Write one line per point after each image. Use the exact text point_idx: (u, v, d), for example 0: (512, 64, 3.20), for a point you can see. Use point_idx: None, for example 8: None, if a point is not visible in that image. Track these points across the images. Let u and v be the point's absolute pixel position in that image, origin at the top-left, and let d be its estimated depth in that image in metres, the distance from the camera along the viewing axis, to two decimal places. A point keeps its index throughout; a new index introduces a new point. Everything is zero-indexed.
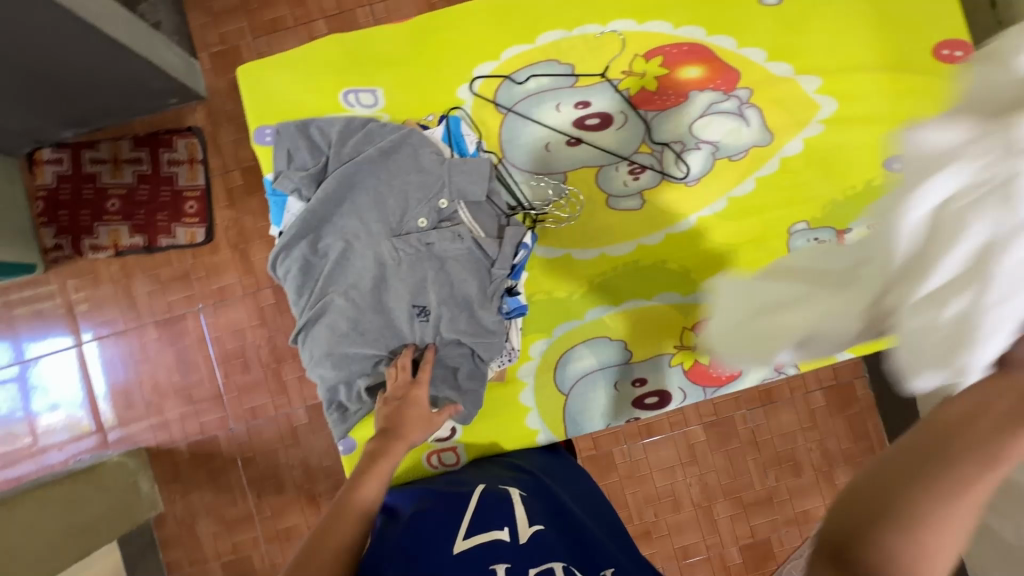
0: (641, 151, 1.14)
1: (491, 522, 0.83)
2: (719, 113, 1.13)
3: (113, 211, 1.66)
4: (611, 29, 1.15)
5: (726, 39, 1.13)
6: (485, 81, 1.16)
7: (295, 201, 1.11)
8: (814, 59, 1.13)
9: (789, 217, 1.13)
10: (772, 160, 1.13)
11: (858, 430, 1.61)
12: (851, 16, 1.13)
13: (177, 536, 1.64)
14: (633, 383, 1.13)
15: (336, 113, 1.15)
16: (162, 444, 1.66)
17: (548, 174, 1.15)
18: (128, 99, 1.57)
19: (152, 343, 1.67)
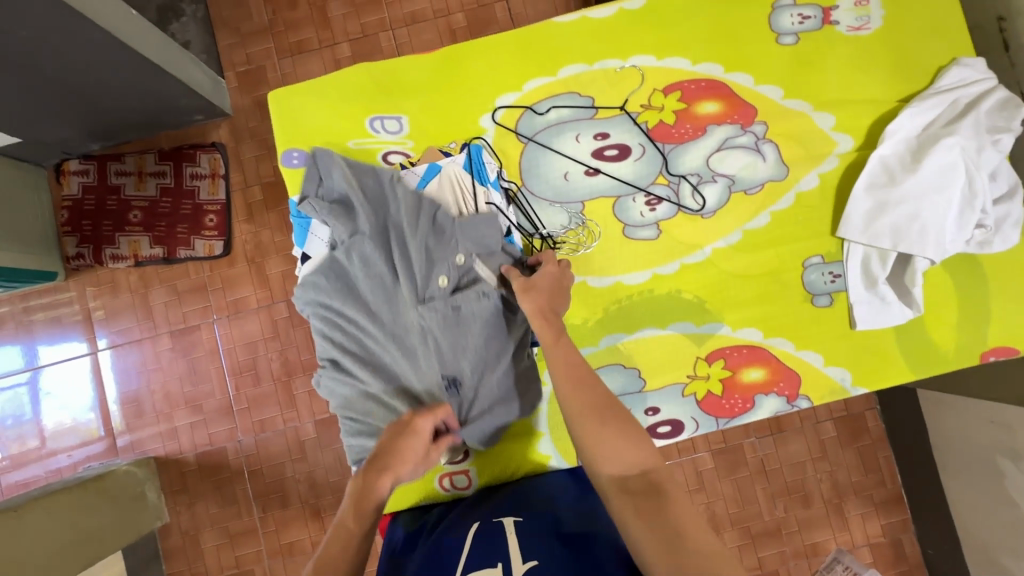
0: (658, 182, 1.09)
1: (486, 558, 0.84)
2: (735, 147, 1.08)
3: (135, 222, 1.69)
4: (631, 64, 1.10)
5: (743, 75, 1.08)
6: (507, 111, 1.10)
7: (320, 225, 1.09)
8: (832, 97, 1.08)
9: (804, 249, 1.08)
10: (787, 194, 1.08)
11: (869, 462, 1.59)
12: (869, 54, 1.07)
13: (181, 547, 1.64)
14: (647, 412, 1.07)
15: (361, 139, 1.11)
16: (170, 453, 1.67)
17: (565, 203, 1.10)
18: (156, 115, 1.62)
19: (166, 353, 1.69)
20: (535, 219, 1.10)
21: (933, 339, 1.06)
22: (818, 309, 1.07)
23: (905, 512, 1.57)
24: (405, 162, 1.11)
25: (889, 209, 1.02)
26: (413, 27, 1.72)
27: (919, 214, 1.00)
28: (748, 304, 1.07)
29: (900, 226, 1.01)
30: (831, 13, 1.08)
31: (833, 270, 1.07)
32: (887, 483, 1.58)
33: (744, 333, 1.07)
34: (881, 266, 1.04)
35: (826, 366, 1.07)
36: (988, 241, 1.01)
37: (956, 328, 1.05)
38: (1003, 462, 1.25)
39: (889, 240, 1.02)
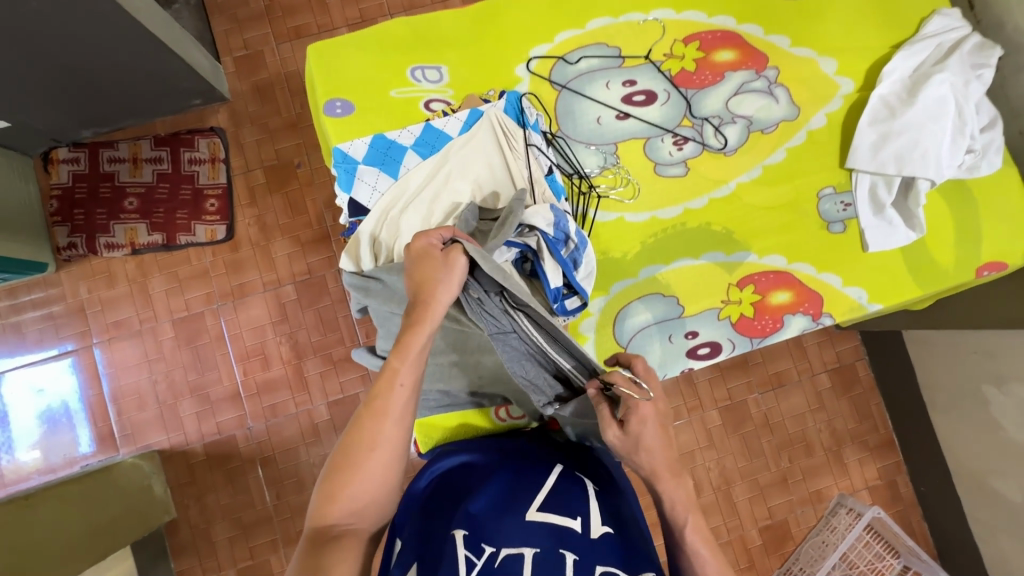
0: (684, 124, 1.09)
1: (567, 506, 0.83)
2: (751, 91, 1.10)
3: (131, 209, 1.65)
4: (653, 18, 1.11)
5: (754, 26, 1.11)
6: (541, 61, 1.09)
7: (370, 169, 0.99)
8: (839, 44, 1.11)
9: (817, 181, 1.09)
10: (799, 133, 1.10)
11: (862, 411, 1.68)
12: (863, 7, 1.12)
13: (190, 543, 1.58)
14: (686, 336, 1.04)
15: (402, 89, 1.04)
16: (176, 445, 1.61)
17: (599, 145, 1.08)
18: (153, 98, 1.59)
19: (168, 342, 1.64)
20: (572, 160, 1.08)
21: (935, 258, 1.06)
22: (832, 235, 1.06)
23: (897, 455, 1.66)
24: (447, 109, 1.04)
25: (891, 138, 1.04)
26: (410, 12, 1.76)
27: (920, 141, 1.02)
28: (773, 234, 1.07)
29: (903, 152, 1.03)
30: None
31: (844, 201, 1.08)
32: (880, 429, 1.67)
33: (769, 258, 1.06)
34: (890, 193, 1.05)
35: (845, 287, 1.05)
36: (975, 166, 1.05)
37: (955, 246, 1.06)
38: (988, 390, 1.37)
39: (887, 167, 1.05)
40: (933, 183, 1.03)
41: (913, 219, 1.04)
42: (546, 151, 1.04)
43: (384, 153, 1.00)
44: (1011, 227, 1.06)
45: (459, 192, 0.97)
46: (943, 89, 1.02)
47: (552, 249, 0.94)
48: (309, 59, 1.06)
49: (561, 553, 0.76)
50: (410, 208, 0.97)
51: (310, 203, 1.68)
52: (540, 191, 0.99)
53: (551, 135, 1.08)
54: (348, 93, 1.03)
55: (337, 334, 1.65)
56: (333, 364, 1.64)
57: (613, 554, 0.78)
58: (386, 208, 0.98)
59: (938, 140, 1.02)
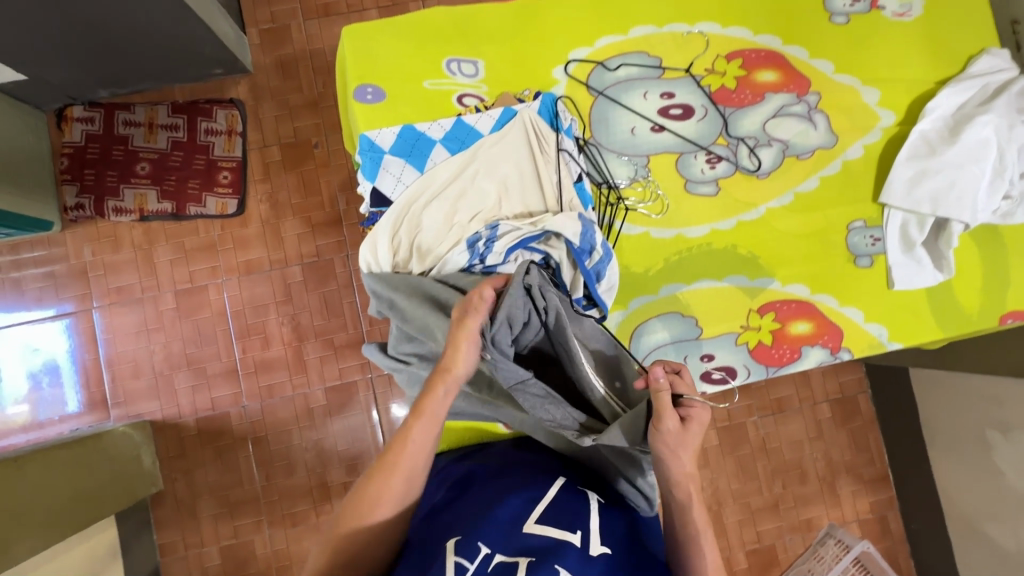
0: (719, 142, 1.07)
1: (566, 521, 0.81)
2: (790, 115, 1.08)
3: (142, 174, 1.62)
4: (697, 30, 1.09)
5: (799, 49, 1.09)
6: (579, 65, 1.06)
7: (396, 160, 0.96)
8: (884, 75, 1.09)
9: (847, 213, 1.07)
10: (834, 162, 1.08)
11: (860, 443, 1.67)
12: (912, 38, 1.10)
13: (175, 517, 1.57)
14: (702, 359, 1.02)
15: (436, 80, 1.02)
16: (168, 418, 1.59)
17: (631, 156, 1.06)
18: (174, 63, 1.56)
19: (169, 312, 1.61)
20: (602, 169, 1.05)
21: (961, 303, 1.05)
22: (858, 269, 1.05)
23: (891, 490, 1.66)
24: (480, 106, 1.02)
25: (929, 176, 1.02)
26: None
27: (958, 183, 1.00)
28: (798, 262, 1.05)
29: (939, 193, 1.01)
30: None
31: (874, 235, 1.06)
32: (876, 462, 1.66)
33: (792, 286, 1.04)
34: (920, 236, 1.03)
35: (866, 323, 1.04)
36: (1010, 213, 1.02)
37: (981, 293, 1.05)
38: (993, 436, 1.35)
39: (921, 207, 1.02)
40: (966, 227, 1.01)
41: (942, 264, 1.03)
42: (577, 157, 1.01)
43: (412, 145, 0.97)
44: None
45: (485, 192, 0.95)
46: (986, 132, 1.00)
47: (579, 262, 0.92)
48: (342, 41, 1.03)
49: (555, 568, 0.74)
50: (434, 202, 0.94)
51: (324, 184, 1.66)
52: (569, 201, 0.97)
53: (582, 142, 1.06)
54: (380, 79, 1.00)
55: (341, 320, 1.63)
56: (333, 349, 1.62)
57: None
58: (410, 201, 0.94)
59: (977, 184, 1.00)
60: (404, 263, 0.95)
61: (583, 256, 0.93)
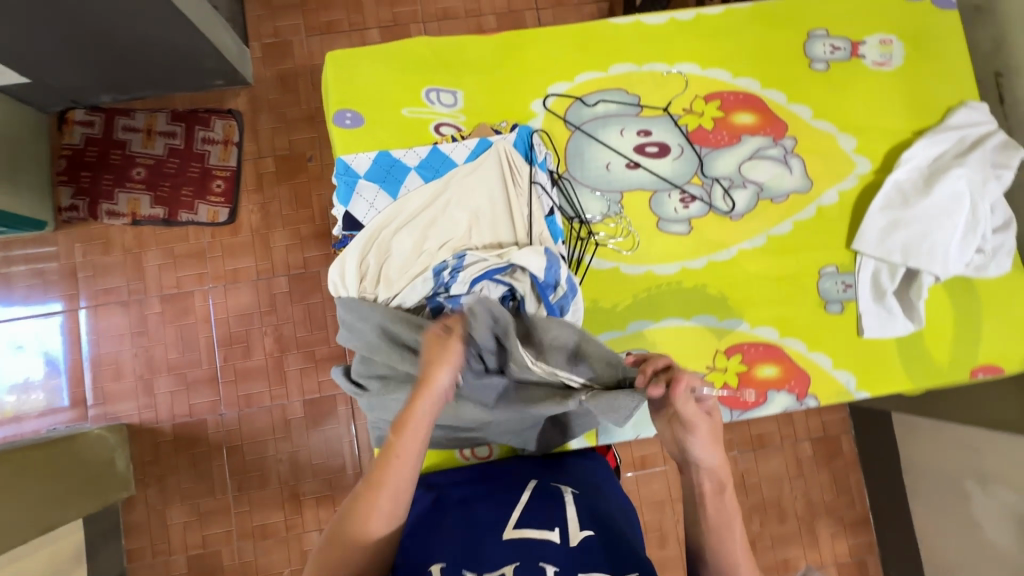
0: (693, 182, 1.08)
1: (542, 522, 0.83)
2: (766, 158, 1.09)
3: (137, 179, 1.65)
4: (677, 70, 1.10)
5: (778, 93, 1.10)
6: (558, 99, 1.07)
7: (369, 186, 0.98)
8: (863, 123, 1.10)
9: (820, 258, 1.07)
10: (808, 207, 1.08)
11: (841, 484, 1.64)
12: (891, 88, 1.10)
13: (144, 523, 1.56)
14: None
15: (414, 109, 1.03)
16: (145, 422, 1.59)
17: (605, 192, 1.06)
18: (176, 73, 1.59)
19: (154, 317, 1.62)
20: (574, 203, 1.06)
21: (932, 355, 1.04)
22: (828, 315, 1.04)
23: (871, 534, 1.63)
24: (456, 135, 1.03)
25: (901, 226, 1.03)
26: (443, 23, 1.75)
27: (930, 235, 1.01)
28: (768, 305, 1.05)
29: (910, 243, 1.02)
30: (859, 47, 1.11)
31: (845, 281, 1.06)
32: (856, 505, 1.63)
33: (761, 329, 1.04)
34: (891, 287, 1.04)
35: (834, 370, 1.03)
36: (984, 266, 1.03)
37: (954, 346, 1.04)
38: (971, 486, 1.31)
39: (892, 257, 1.03)
40: (937, 278, 1.02)
41: (912, 316, 1.03)
42: (550, 192, 1.03)
43: (387, 171, 0.99)
44: (1012, 333, 1.05)
45: (455, 221, 0.96)
46: (960, 185, 1.01)
47: (542, 295, 0.93)
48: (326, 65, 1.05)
49: (540, 566, 0.76)
50: (406, 228, 0.95)
51: (315, 197, 1.67)
52: (539, 234, 0.97)
53: (557, 175, 1.07)
54: (360, 105, 1.02)
55: (323, 333, 1.63)
56: (314, 361, 1.62)
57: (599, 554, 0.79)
58: (381, 225, 0.95)
59: (948, 236, 1.00)
60: (371, 288, 0.93)
61: (546, 290, 0.93)
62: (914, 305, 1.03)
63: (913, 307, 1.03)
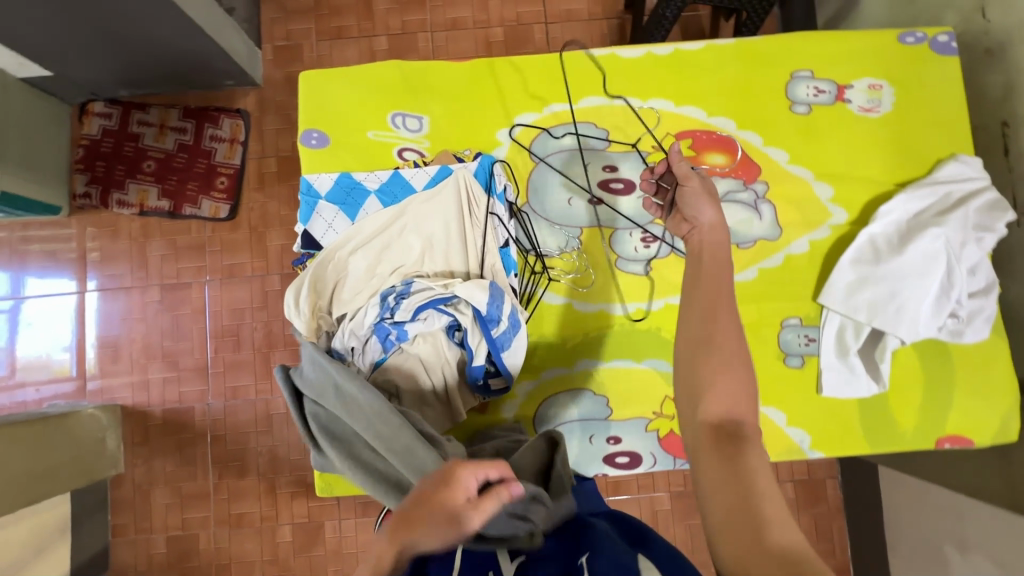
0: (656, 222, 1.10)
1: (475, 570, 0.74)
2: (735, 202, 1.11)
3: (147, 172, 1.71)
4: (650, 106, 1.12)
5: (754, 135, 1.12)
6: (524, 129, 1.10)
7: (328, 207, 1.01)
8: (836, 168, 1.11)
9: (784, 308, 1.09)
10: (777, 254, 1.10)
11: (821, 529, 1.56)
12: (872, 137, 1.12)
13: (129, 500, 1.63)
14: (607, 440, 1.03)
15: (380, 132, 1.07)
16: (138, 404, 1.67)
17: (565, 228, 1.09)
18: (189, 72, 1.65)
19: (153, 304, 1.70)
20: (531, 237, 1.08)
21: (894, 417, 1.06)
22: (788, 368, 1.06)
23: None
24: (419, 160, 1.07)
25: (869, 283, 1.04)
26: (451, 33, 1.76)
27: (897, 293, 1.02)
28: None
29: (877, 300, 1.03)
30: (845, 91, 1.13)
31: (807, 334, 1.08)
32: (836, 553, 1.55)
33: None
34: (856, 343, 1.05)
35: (788, 427, 1.05)
36: (960, 331, 1.04)
37: (917, 411, 1.06)
38: (949, 552, 1.24)
39: (858, 312, 1.04)
40: (903, 341, 1.03)
41: (876, 374, 1.04)
42: (507, 223, 1.04)
43: (347, 193, 1.02)
44: (977, 397, 1.07)
45: (408, 247, 0.99)
46: (934, 246, 1.01)
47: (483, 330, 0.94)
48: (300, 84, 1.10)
49: None
50: (360, 252, 0.98)
51: None
52: (491, 265, 1.00)
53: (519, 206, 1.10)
54: (331, 128, 1.07)
55: None
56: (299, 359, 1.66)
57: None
58: (336, 247, 0.98)
59: (914, 297, 1.01)
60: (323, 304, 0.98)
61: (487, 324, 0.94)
62: (879, 364, 1.04)
63: (878, 367, 1.04)
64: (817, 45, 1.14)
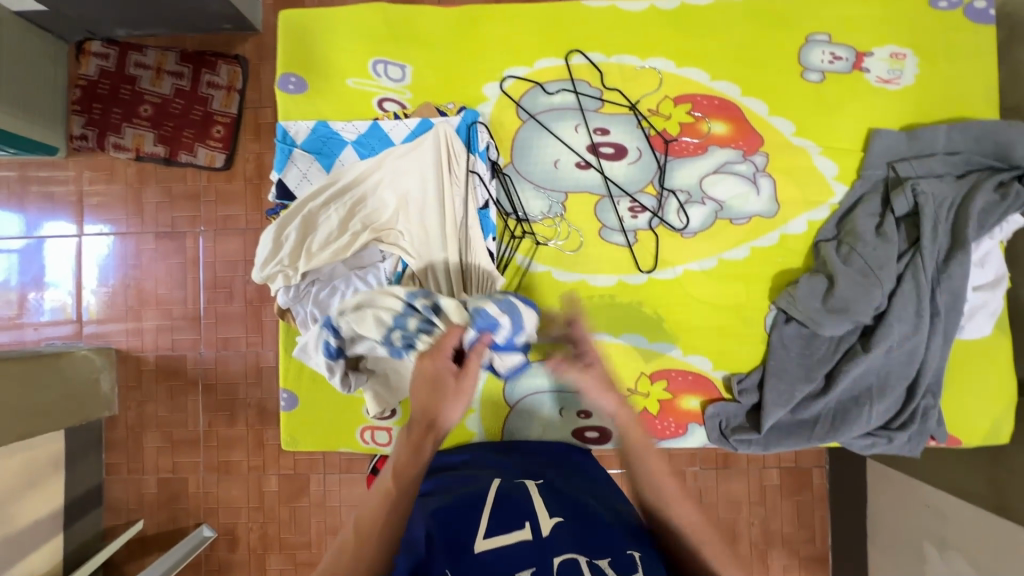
0: (647, 191, 1.06)
1: (511, 519, 0.78)
2: (732, 174, 1.06)
3: (144, 116, 1.67)
4: (649, 66, 1.06)
5: (759, 103, 1.05)
6: (516, 82, 1.07)
7: (304, 155, 1.04)
8: (842, 144, 1.05)
9: (773, 291, 1.06)
10: (771, 233, 1.06)
11: (804, 518, 1.51)
12: (890, 111, 1.05)
13: (123, 441, 1.68)
14: (578, 414, 1.10)
15: (360, 81, 1.07)
16: (132, 349, 1.69)
17: (549, 191, 1.06)
18: (186, 17, 1.58)
19: (148, 252, 1.69)
20: (512, 199, 1.07)
21: None
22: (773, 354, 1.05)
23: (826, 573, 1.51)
24: (399, 112, 1.06)
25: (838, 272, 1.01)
26: None
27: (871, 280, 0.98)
28: (704, 334, 1.06)
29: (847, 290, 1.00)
30: (863, 59, 1.05)
31: None
32: (817, 542, 1.50)
33: (694, 359, 1.06)
34: (858, 363, 0.97)
35: None
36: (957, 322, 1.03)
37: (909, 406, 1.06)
38: (929, 549, 1.22)
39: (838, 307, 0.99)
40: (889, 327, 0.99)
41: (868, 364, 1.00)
42: (488, 183, 1.05)
43: (323, 143, 1.04)
44: (972, 396, 1.05)
45: (384, 203, 1.00)
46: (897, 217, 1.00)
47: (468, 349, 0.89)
48: (282, 27, 1.09)
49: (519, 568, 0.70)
50: (333, 205, 0.99)
51: None
52: (467, 229, 1.02)
53: (502, 166, 1.08)
54: (312, 76, 1.07)
55: None
56: None
57: (572, 544, 0.75)
58: (308, 199, 0.99)
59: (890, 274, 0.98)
60: (292, 257, 0.98)
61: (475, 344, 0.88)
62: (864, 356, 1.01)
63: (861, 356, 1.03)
64: (837, 7, 1.05)
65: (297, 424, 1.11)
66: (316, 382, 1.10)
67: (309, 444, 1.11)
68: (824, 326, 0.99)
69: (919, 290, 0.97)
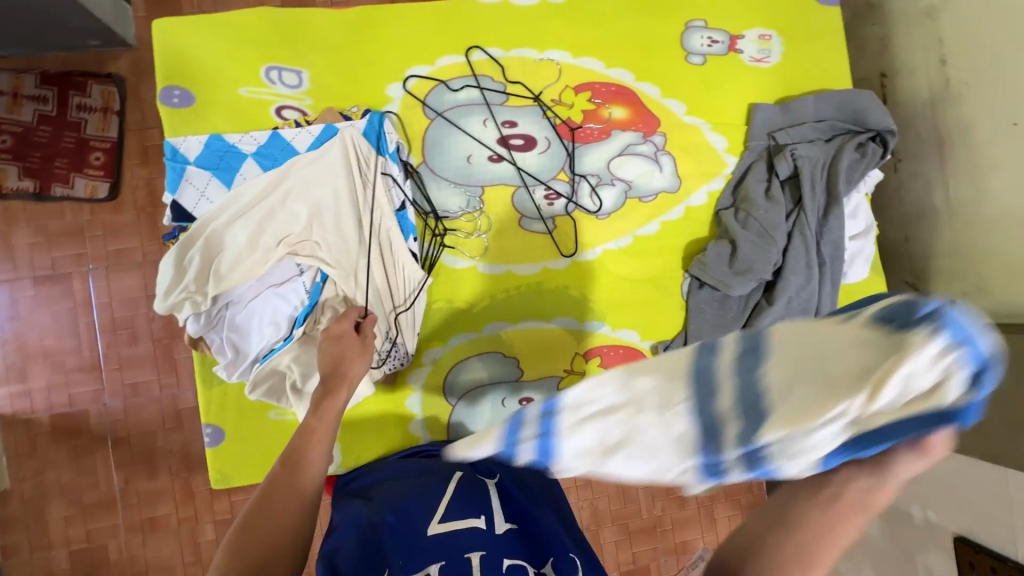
0: (560, 178, 1.10)
1: (468, 510, 0.83)
2: (635, 155, 1.12)
3: (3, 149, 1.48)
4: (547, 58, 1.10)
5: (651, 87, 1.12)
6: (419, 81, 1.06)
7: (199, 172, 0.97)
8: (729, 119, 1.15)
9: (684, 259, 1.13)
10: (677, 207, 1.13)
11: None
12: (764, 87, 1.16)
13: (21, 518, 1.47)
14: (520, 402, 1.07)
15: (254, 89, 1.02)
16: (20, 412, 1.49)
17: (466, 186, 1.07)
18: (41, 34, 1.41)
19: (27, 300, 1.50)
20: (429, 197, 1.07)
21: None
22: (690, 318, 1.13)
23: None
24: (300, 119, 1.02)
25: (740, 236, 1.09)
26: None
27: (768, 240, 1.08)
28: (630, 308, 1.11)
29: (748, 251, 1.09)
30: (737, 41, 1.15)
31: None
32: (754, 491, 1.63)
33: (622, 334, 1.11)
34: (767, 315, 1.06)
35: None
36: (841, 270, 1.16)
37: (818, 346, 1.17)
38: None
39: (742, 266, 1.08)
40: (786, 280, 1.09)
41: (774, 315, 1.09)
42: (403, 185, 1.05)
43: (219, 158, 0.98)
44: None
45: (295, 214, 0.95)
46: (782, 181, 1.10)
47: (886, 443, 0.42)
48: (156, 37, 1.01)
49: (467, 556, 0.75)
50: (238, 222, 0.93)
51: None
52: (385, 232, 1.00)
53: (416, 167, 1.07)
54: (197, 87, 1.01)
55: None
56: None
57: (518, 543, 0.80)
58: (209, 219, 0.93)
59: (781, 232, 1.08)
60: (199, 282, 0.91)
61: (974, 417, 0.41)
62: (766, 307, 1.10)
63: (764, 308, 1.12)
64: None
65: (228, 456, 1.04)
66: (242, 412, 1.04)
67: (246, 477, 1.04)
68: (733, 286, 1.07)
69: (805, 243, 1.08)
